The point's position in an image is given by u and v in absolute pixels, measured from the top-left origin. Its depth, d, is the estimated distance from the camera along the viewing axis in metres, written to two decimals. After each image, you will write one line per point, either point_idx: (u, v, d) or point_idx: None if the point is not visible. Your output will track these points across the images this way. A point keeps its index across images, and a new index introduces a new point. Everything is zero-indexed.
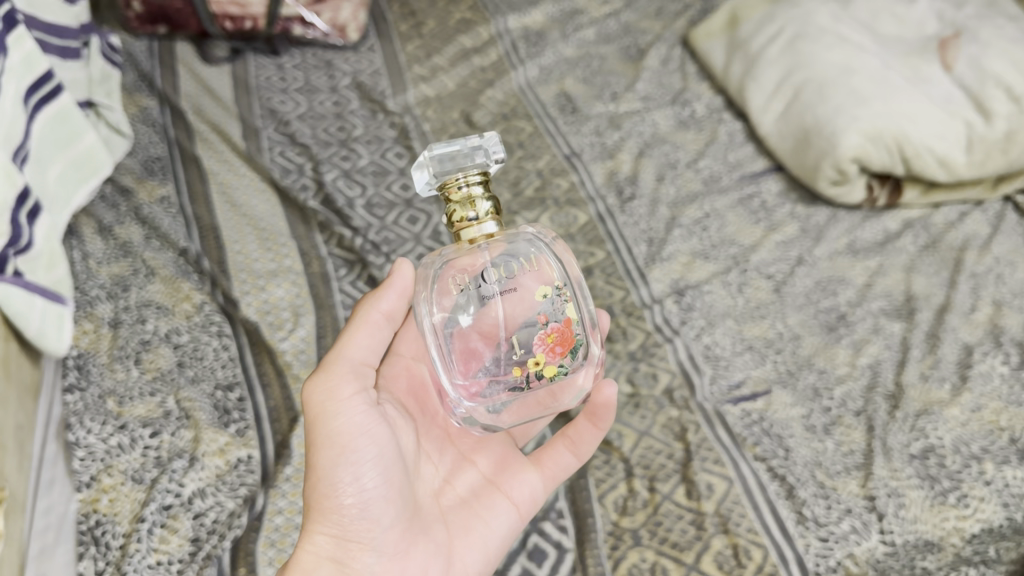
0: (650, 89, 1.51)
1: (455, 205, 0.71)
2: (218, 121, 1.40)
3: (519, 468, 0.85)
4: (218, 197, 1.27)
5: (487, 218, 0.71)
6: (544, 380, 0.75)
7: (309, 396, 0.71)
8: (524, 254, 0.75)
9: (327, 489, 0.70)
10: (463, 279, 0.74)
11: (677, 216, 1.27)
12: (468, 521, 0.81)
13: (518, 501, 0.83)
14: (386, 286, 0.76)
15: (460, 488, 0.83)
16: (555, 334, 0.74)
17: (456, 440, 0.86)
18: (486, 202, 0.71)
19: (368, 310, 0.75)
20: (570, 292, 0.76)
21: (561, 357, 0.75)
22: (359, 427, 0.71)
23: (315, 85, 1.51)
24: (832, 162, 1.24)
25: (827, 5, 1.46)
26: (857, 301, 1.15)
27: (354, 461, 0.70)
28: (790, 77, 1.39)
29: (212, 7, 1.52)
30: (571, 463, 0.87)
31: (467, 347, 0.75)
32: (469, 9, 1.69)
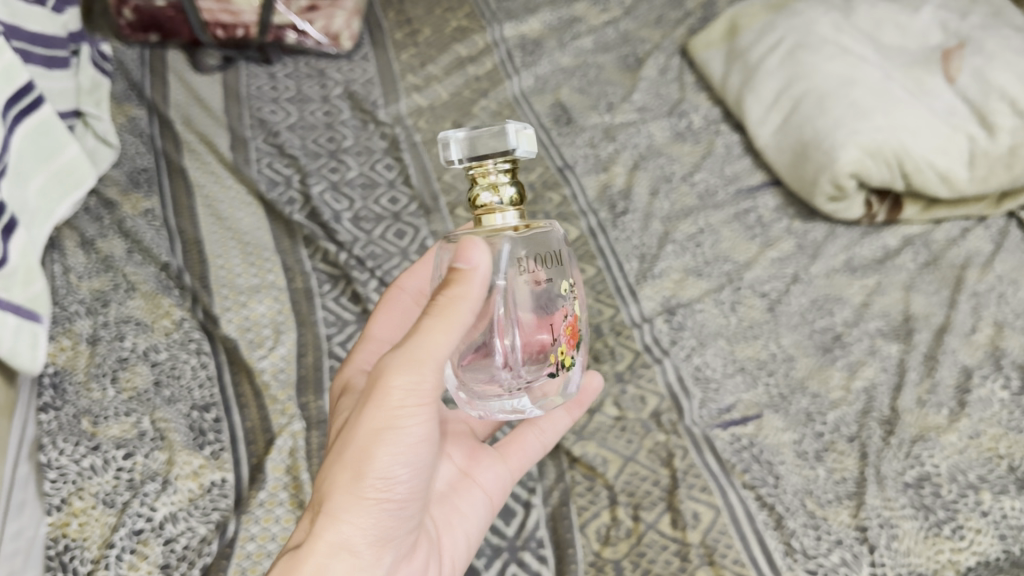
0: (646, 100, 1.48)
1: (479, 187, 0.62)
2: (206, 131, 1.38)
3: (489, 460, 0.85)
4: (203, 209, 1.25)
5: (509, 207, 0.63)
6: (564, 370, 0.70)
7: (394, 383, 0.60)
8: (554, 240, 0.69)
9: (378, 483, 0.61)
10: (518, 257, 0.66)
11: (670, 231, 1.24)
12: (450, 518, 0.78)
13: (491, 492, 0.83)
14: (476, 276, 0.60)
15: (438, 480, 0.80)
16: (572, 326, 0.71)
17: None
18: (511, 190, 0.63)
19: (470, 304, 0.61)
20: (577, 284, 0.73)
21: (575, 349, 0.71)
22: (427, 431, 0.63)
23: (306, 94, 1.49)
24: (830, 176, 1.21)
25: (828, 14, 1.43)
26: (854, 321, 1.12)
27: (414, 462, 0.63)
28: (789, 88, 1.36)
29: (203, 15, 1.51)
30: (537, 450, 0.88)
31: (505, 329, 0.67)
32: (465, 17, 1.67)
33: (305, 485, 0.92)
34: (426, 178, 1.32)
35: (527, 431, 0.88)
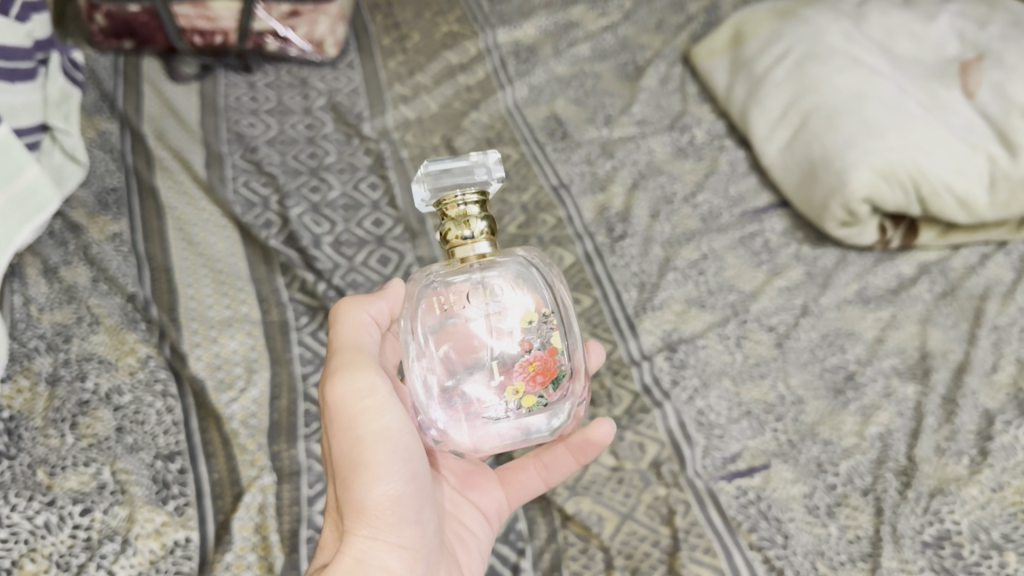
0: (646, 112, 1.40)
1: (451, 223, 0.68)
2: (180, 147, 1.31)
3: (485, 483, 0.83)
4: (175, 234, 1.17)
5: (481, 238, 0.69)
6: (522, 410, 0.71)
7: (340, 391, 0.65)
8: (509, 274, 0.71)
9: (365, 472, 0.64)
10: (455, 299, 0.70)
11: (671, 258, 1.16)
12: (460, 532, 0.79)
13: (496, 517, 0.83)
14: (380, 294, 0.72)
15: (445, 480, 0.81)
16: (538, 362, 0.71)
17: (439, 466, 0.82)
18: (481, 223, 0.68)
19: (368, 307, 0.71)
20: (555, 320, 0.73)
21: (540, 386, 0.71)
22: (396, 427, 0.66)
23: (287, 106, 1.41)
24: (841, 200, 1.13)
25: (838, 22, 1.35)
26: (867, 359, 1.05)
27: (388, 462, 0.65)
28: (796, 102, 1.28)
29: (179, 21, 1.43)
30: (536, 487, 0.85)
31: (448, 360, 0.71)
32: (456, 21, 1.59)
33: (274, 547, 0.86)
34: (412, 199, 1.25)
35: (529, 462, 0.84)
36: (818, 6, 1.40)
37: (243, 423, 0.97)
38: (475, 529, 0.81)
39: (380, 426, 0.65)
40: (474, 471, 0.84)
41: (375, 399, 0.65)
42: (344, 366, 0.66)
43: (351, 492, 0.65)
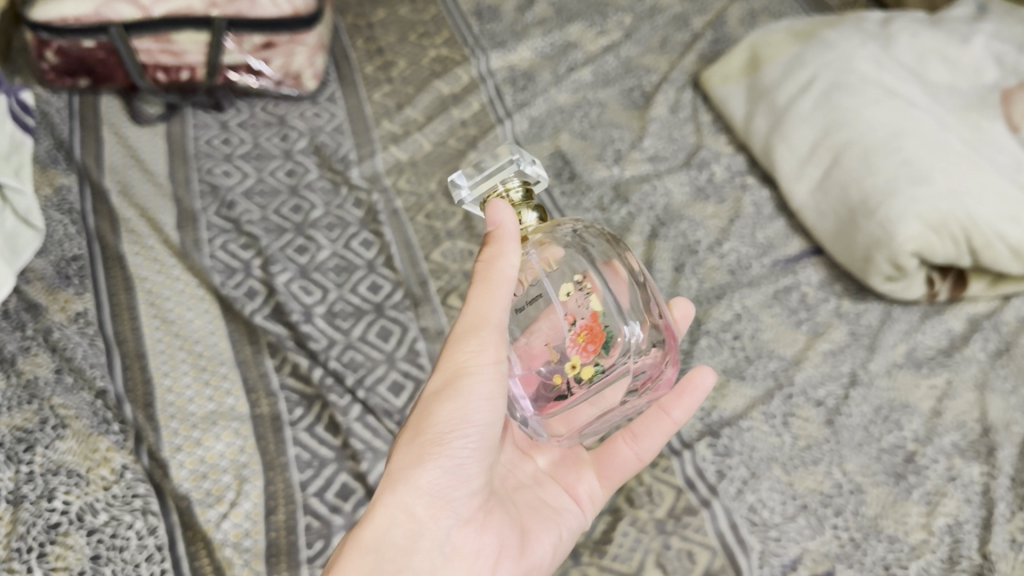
0: (659, 146, 1.29)
1: None
2: (147, 204, 1.17)
3: (579, 471, 0.84)
4: (147, 312, 1.05)
5: (530, 228, 0.69)
6: (582, 382, 0.70)
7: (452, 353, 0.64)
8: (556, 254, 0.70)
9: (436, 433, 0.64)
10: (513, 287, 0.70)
11: (703, 320, 1.06)
12: (533, 511, 0.77)
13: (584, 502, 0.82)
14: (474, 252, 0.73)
15: (522, 475, 0.80)
16: (585, 331, 0.69)
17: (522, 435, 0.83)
18: (532, 213, 0.69)
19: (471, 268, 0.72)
20: (591, 283, 0.69)
21: (595, 355, 0.69)
22: (479, 392, 0.64)
23: (265, 149, 1.28)
24: (887, 255, 1.03)
25: (864, 46, 1.24)
26: (925, 436, 0.95)
27: (466, 426, 0.64)
28: (826, 138, 1.17)
29: (140, 57, 1.30)
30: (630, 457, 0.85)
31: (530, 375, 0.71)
32: (445, 46, 1.47)
33: None
34: (411, 257, 1.13)
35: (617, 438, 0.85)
36: (841, 26, 1.29)
37: (237, 547, 0.84)
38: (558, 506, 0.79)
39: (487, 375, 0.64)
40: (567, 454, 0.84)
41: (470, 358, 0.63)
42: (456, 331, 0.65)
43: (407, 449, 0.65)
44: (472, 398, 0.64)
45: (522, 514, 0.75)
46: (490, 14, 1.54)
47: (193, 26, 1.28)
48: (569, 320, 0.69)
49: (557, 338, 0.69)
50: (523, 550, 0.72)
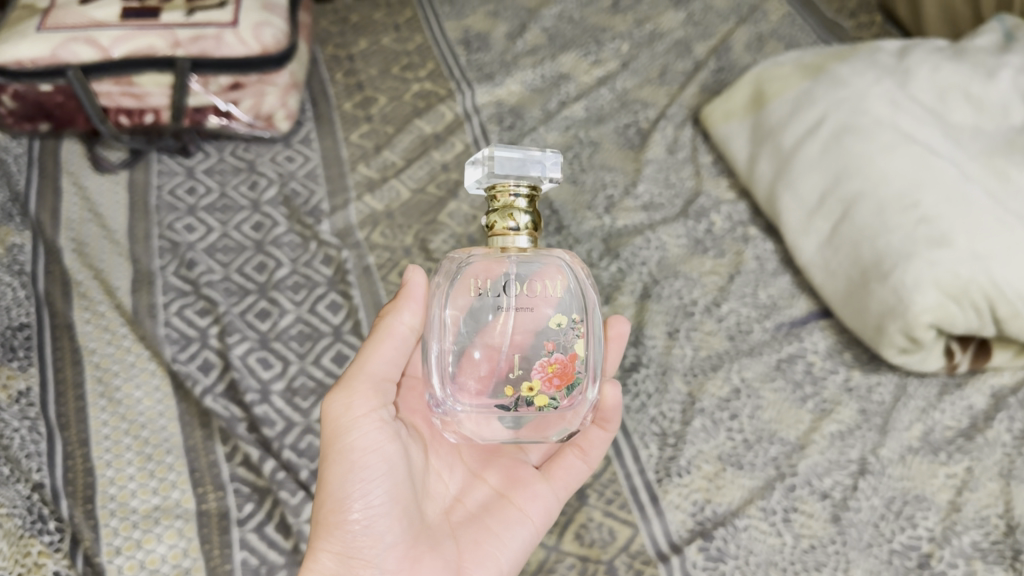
0: (653, 192, 1.20)
1: (497, 213, 0.71)
2: (102, 264, 1.09)
3: (534, 485, 0.85)
4: (94, 390, 0.97)
5: (523, 232, 0.72)
6: (532, 407, 0.77)
7: (325, 410, 0.74)
8: (550, 269, 0.76)
9: (334, 504, 0.71)
10: (484, 283, 0.74)
11: (697, 395, 0.96)
12: (477, 539, 0.80)
13: (535, 522, 0.83)
14: (406, 298, 0.76)
15: (471, 503, 0.83)
16: (557, 366, 0.76)
17: (468, 458, 0.86)
18: (527, 216, 0.71)
19: (391, 321, 0.76)
20: (582, 327, 0.78)
21: (555, 389, 0.77)
22: (370, 444, 0.73)
23: (231, 198, 1.20)
24: (901, 326, 0.93)
25: (878, 82, 1.14)
26: (944, 537, 0.85)
27: (362, 477, 0.72)
28: (835, 187, 1.07)
29: (100, 101, 1.22)
30: (581, 470, 0.87)
31: (471, 362, 0.76)
32: (429, 79, 1.39)
33: None
34: None
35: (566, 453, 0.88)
36: (853, 59, 1.19)
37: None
38: (508, 527, 0.81)
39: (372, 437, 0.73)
40: (518, 473, 0.86)
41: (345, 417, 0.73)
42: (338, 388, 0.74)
43: (323, 509, 0.72)
44: (361, 456, 0.72)
45: (461, 548, 0.79)
46: (479, 43, 1.45)
47: (156, 68, 1.19)
48: (548, 347, 0.76)
49: (524, 350, 0.76)
50: None
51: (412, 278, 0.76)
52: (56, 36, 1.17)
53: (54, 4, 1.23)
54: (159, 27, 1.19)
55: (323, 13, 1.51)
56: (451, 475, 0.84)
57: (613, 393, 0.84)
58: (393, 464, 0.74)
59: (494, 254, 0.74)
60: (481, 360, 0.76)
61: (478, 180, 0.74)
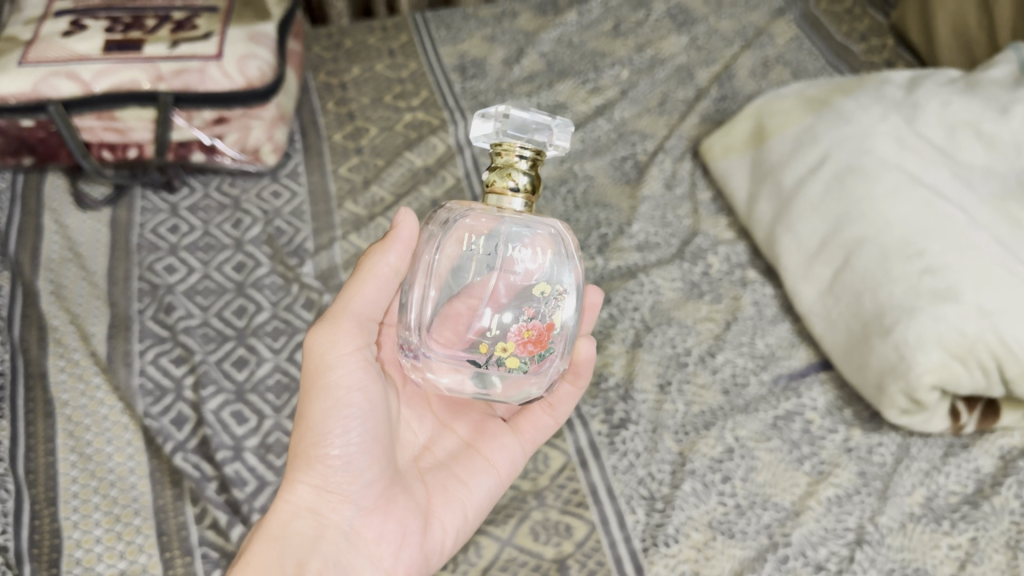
0: (649, 231, 1.15)
1: (497, 171, 0.68)
2: (79, 308, 1.06)
3: (502, 435, 0.85)
4: (65, 444, 0.93)
5: (520, 196, 0.68)
6: (502, 368, 0.72)
7: (312, 342, 0.71)
8: (545, 235, 0.72)
9: (316, 440, 0.70)
10: (474, 237, 0.71)
11: (688, 455, 0.92)
12: (446, 484, 0.81)
13: (501, 471, 0.84)
14: (393, 241, 0.71)
15: (439, 451, 0.83)
16: (533, 332, 0.72)
17: (438, 405, 0.85)
18: (526, 179, 0.67)
19: (377, 262, 0.70)
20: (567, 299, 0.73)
21: (528, 354, 0.72)
22: (355, 382, 0.71)
23: (214, 237, 1.17)
24: (902, 387, 0.89)
25: (884, 119, 1.08)
26: None
27: (346, 415, 0.70)
28: (837, 230, 1.02)
29: (82, 135, 1.19)
30: (548, 425, 0.88)
31: (450, 314, 0.72)
32: (422, 109, 1.35)
33: None
34: None
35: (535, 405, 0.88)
36: (858, 93, 1.13)
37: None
38: (476, 475, 0.82)
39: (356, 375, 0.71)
40: (486, 423, 0.86)
41: (334, 353, 0.70)
42: (325, 321, 0.71)
43: (303, 442, 0.71)
44: (345, 392, 0.70)
45: (430, 492, 0.80)
46: (475, 69, 1.41)
47: (138, 102, 1.16)
48: (528, 313, 0.71)
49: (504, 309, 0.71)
50: (426, 530, 0.77)
51: (402, 219, 0.71)
52: (37, 70, 1.15)
53: (37, 36, 1.21)
54: (141, 60, 1.17)
55: (317, 38, 1.48)
56: (422, 422, 0.84)
57: (587, 348, 0.86)
58: (375, 404, 0.73)
59: (489, 210, 0.70)
60: (460, 313, 0.72)
61: (488, 133, 0.69)
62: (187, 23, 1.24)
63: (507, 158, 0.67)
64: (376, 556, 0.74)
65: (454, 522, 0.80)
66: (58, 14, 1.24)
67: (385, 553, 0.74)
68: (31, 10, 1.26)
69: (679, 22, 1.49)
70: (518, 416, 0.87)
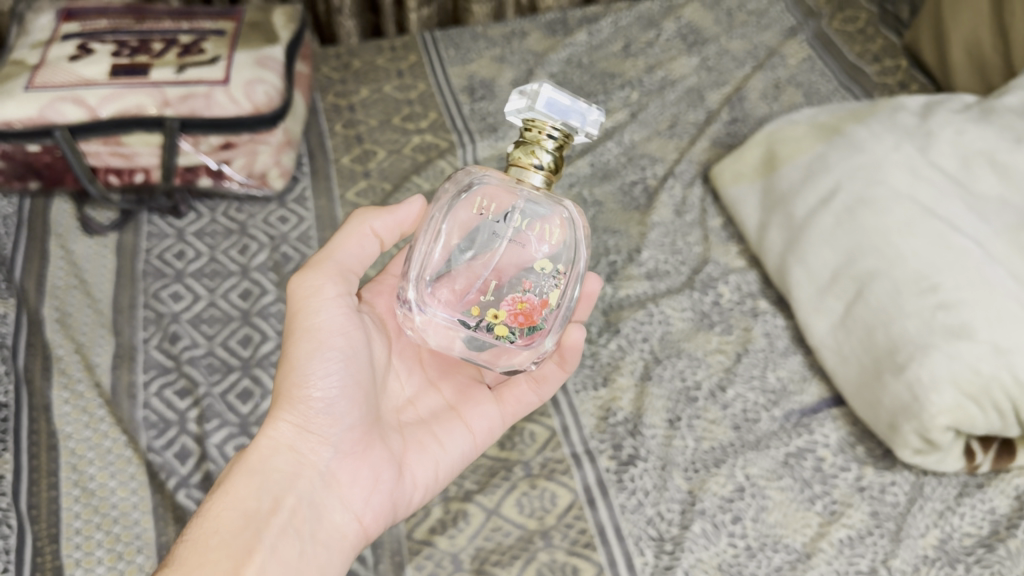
0: (659, 259, 1.14)
1: (524, 145, 0.70)
2: (84, 337, 1.06)
3: (483, 400, 0.87)
4: (68, 478, 0.93)
5: (541, 172, 0.70)
6: (491, 333, 0.76)
7: (295, 286, 0.76)
8: (555, 217, 0.75)
9: (299, 379, 0.74)
10: (488, 204, 0.74)
11: (698, 493, 0.90)
12: (423, 440, 0.83)
13: (477, 434, 0.86)
14: (391, 210, 0.78)
15: (421, 409, 0.86)
16: (524, 306, 0.76)
17: (427, 364, 0.88)
18: (550, 157, 0.70)
19: (361, 222, 0.77)
20: (563, 284, 0.77)
21: (517, 326, 0.76)
22: (334, 326, 0.76)
23: (220, 264, 1.16)
24: (916, 427, 0.87)
25: (897, 147, 1.07)
26: None
27: (326, 356, 0.75)
28: (850, 262, 1.01)
29: (89, 160, 1.18)
30: (531, 401, 0.88)
31: (451, 274, 0.76)
32: (430, 132, 1.34)
33: None
34: None
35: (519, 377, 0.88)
36: (871, 121, 1.12)
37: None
38: (453, 435, 0.85)
39: (335, 319, 0.76)
40: (470, 387, 0.88)
41: (316, 297, 0.75)
42: (309, 266, 0.76)
43: (285, 379, 0.75)
44: (326, 334, 0.75)
45: (406, 445, 0.82)
46: (484, 90, 1.40)
47: (144, 127, 1.16)
48: (525, 286, 0.76)
49: (504, 281, 0.75)
50: (399, 480, 0.80)
51: (410, 203, 0.79)
52: (44, 96, 1.15)
53: (44, 60, 1.20)
54: (148, 85, 1.17)
55: (325, 58, 1.47)
56: (408, 378, 0.87)
57: (577, 335, 0.83)
58: (354, 352, 0.77)
59: (509, 183, 0.74)
60: (459, 274, 0.76)
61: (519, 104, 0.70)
62: (194, 46, 1.23)
63: (536, 136, 0.69)
64: (349, 501, 0.76)
65: (427, 476, 0.82)
66: (66, 37, 1.24)
67: (360, 497, 0.77)
68: (38, 34, 1.26)
69: (690, 41, 1.48)
70: (501, 386, 0.88)
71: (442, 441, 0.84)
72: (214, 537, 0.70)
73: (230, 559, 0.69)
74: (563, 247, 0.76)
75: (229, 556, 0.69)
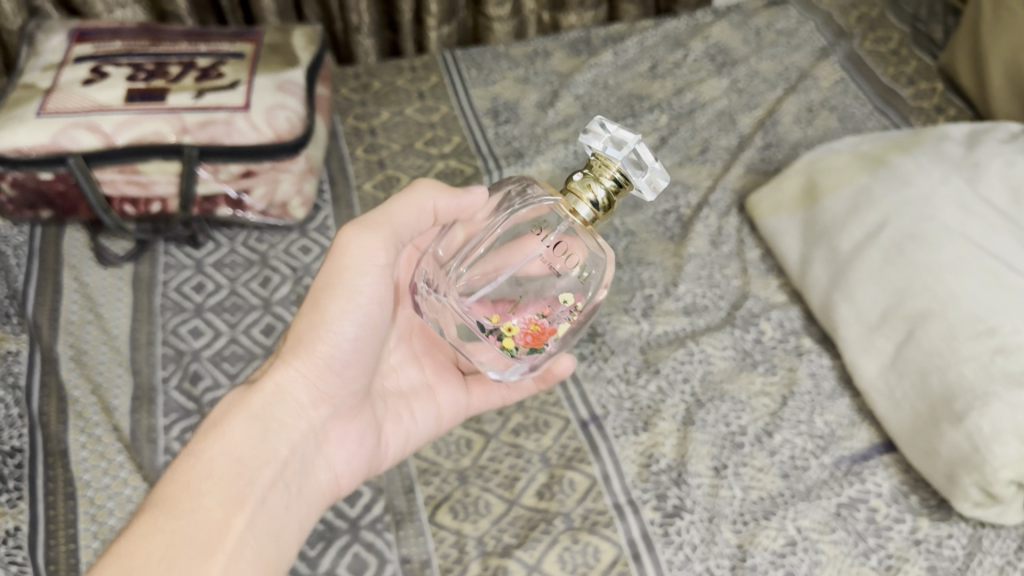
0: (696, 293, 1.10)
1: (586, 176, 0.70)
2: (100, 377, 1.01)
3: (458, 381, 0.91)
4: (87, 530, 0.88)
5: (587, 205, 0.70)
6: (497, 343, 0.77)
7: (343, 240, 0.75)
8: (592, 261, 0.75)
9: (315, 335, 0.75)
10: (540, 228, 0.74)
11: (748, 548, 0.86)
12: (399, 411, 0.86)
13: (445, 412, 0.89)
14: (459, 194, 0.77)
15: (401, 379, 0.89)
16: (532, 332, 0.77)
17: (415, 336, 0.90)
18: (603, 197, 0.69)
19: (426, 195, 0.76)
20: (577, 321, 0.78)
21: (522, 348, 0.77)
22: (365, 291, 0.76)
23: (240, 297, 1.12)
24: (977, 480, 0.83)
25: (945, 180, 1.03)
26: None
27: (350, 316, 0.75)
28: (898, 300, 0.97)
29: (104, 189, 1.14)
30: (495, 401, 0.93)
31: (482, 274, 0.76)
32: (454, 157, 1.30)
33: None
34: None
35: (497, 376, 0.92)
36: (917, 151, 1.08)
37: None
38: (428, 419, 0.88)
39: (367, 282, 0.76)
40: (447, 366, 0.91)
41: (360, 258, 0.75)
42: (361, 223, 0.75)
43: (302, 329, 0.75)
44: (357, 293, 0.75)
45: (383, 415, 0.85)
46: (508, 113, 1.37)
47: (161, 155, 1.12)
48: (543, 312, 0.77)
49: (519, 301, 0.77)
50: (372, 450, 0.83)
51: (475, 190, 0.77)
52: (56, 122, 1.11)
53: (56, 84, 1.16)
54: (165, 111, 1.13)
55: (344, 78, 1.42)
56: (394, 348, 0.89)
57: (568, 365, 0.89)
58: (375, 321, 0.78)
59: (565, 206, 0.72)
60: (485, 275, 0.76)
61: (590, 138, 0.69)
62: (213, 70, 1.19)
63: (599, 170, 0.69)
64: (330, 467, 0.79)
65: (396, 444, 0.86)
66: (78, 60, 1.20)
67: (336, 462, 0.79)
68: (50, 56, 1.22)
69: (719, 63, 1.45)
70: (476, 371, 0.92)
71: (415, 412, 0.87)
72: (206, 477, 0.68)
73: (226, 504, 0.67)
74: (588, 288, 0.77)
75: (225, 494, 0.68)
